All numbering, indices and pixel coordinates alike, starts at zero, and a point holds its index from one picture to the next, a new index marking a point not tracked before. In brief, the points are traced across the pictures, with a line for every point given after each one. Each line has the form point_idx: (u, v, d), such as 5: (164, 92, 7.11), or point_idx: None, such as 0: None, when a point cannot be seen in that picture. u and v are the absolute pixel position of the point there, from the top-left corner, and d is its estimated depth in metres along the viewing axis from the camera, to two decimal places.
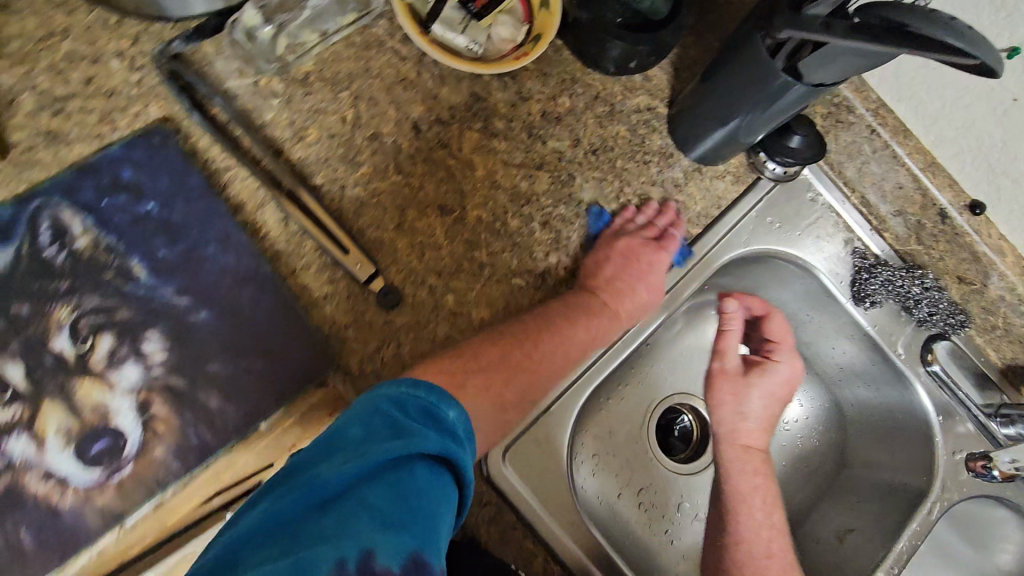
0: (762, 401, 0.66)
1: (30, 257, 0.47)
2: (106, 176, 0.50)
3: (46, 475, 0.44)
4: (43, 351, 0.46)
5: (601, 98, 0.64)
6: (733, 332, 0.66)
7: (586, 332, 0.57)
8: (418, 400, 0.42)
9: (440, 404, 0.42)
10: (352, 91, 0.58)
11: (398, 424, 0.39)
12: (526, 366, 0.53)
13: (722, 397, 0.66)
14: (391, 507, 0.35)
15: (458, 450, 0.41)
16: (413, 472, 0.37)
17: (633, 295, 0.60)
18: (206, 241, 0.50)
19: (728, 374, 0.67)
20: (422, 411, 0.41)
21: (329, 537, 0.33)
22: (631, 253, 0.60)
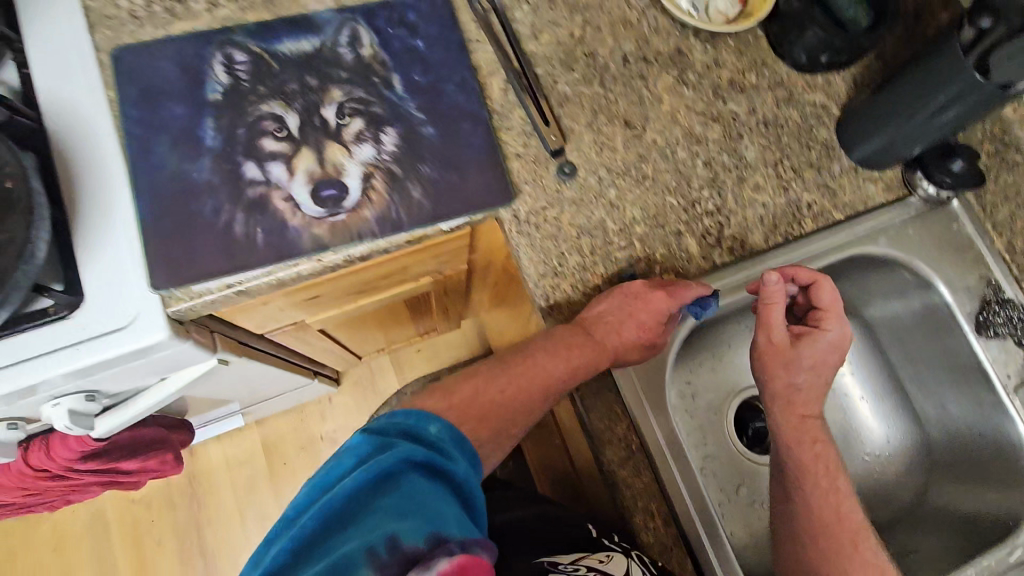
0: (811, 365, 0.64)
1: (330, 50, 0.62)
2: (396, 13, 0.65)
3: (288, 198, 0.57)
4: (315, 114, 0.60)
5: (783, 85, 0.72)
6: (777, 298, 0.62)
7: (563, 363, 0.62)
8: (402, 426, 0.53)
9: (423, 423, 0.54)
10: (584, 17, 0.70)
11: (382, 446, 0.49)
12: (497, 401, 0.62)
13: (776, 359, 0.64)
14: (400, 499, 0.44)
15: (443, 460, 0.50)
16: (408, 477, 0.46)
17: (619, 333, 0.62)
18: (449, 81, 0.63)
19: (777, 350, 0.64)
20: (404, 433, 0.53)
21: (355, 528, 0.41)
22: (632, 295, 0.61)
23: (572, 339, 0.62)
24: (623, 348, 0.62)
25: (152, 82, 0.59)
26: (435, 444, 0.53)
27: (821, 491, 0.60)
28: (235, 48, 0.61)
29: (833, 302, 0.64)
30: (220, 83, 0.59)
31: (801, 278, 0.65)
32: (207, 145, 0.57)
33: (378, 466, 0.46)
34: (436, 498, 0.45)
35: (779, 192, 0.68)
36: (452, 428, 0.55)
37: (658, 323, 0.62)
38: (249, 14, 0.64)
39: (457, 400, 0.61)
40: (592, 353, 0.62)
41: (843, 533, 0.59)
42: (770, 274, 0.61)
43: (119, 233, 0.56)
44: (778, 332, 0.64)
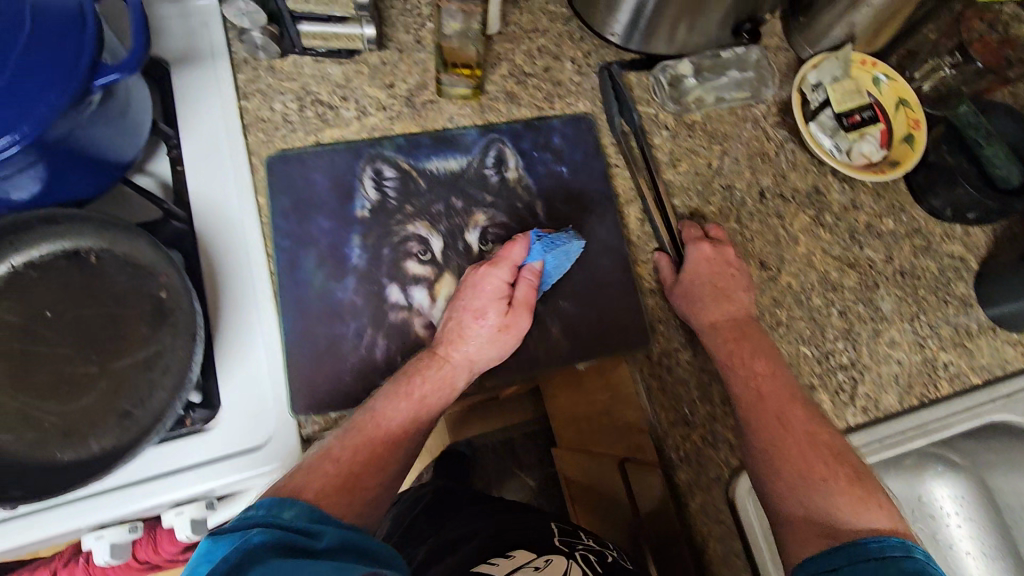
0: (709, 283, 0.59)
1: (476, 170, 0.62)
2: (542, 137, 0.65)
3: (428, 325, 0.56)
4: (459, 238, 0.59)
5: (920, 232, 0.70)
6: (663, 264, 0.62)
7: (396, 399, 0.51)
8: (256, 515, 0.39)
9: (273, 512, 0.39)
10: (723, 147, 0.70)
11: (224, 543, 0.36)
12: (344, 470, 0.47)
13: (701, 304, 0.59)
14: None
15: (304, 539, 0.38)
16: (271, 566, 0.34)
17: (464, 343, 0.53)
18: (591, 211, 0.63)
19: (671, 283, 0.61)
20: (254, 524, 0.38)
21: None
22: (479, 298, 0.53)
23: (431, 362, 0.53)
24: (477, 350, 0.54)
25: (302, 194, 0.59)
26: (298, 530, 0.39)
27: (775, 426, 0.53)
28: (385, 163, 0.61)
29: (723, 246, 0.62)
30: (369, 199, 0.59)
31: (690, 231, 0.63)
32: (354, 264, 0.57)
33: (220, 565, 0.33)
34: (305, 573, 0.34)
35: (915, 348, 0.66)
36: (313, 503, 0.42)
37: (523, 311, 0.54)
38: (397, 125, 0.64)
39: (332, 471, 0.46)
40: (449, 374, 0.53)
41: (841, 475, 0.50)
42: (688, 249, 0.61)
43: (260, 350, 0.55)
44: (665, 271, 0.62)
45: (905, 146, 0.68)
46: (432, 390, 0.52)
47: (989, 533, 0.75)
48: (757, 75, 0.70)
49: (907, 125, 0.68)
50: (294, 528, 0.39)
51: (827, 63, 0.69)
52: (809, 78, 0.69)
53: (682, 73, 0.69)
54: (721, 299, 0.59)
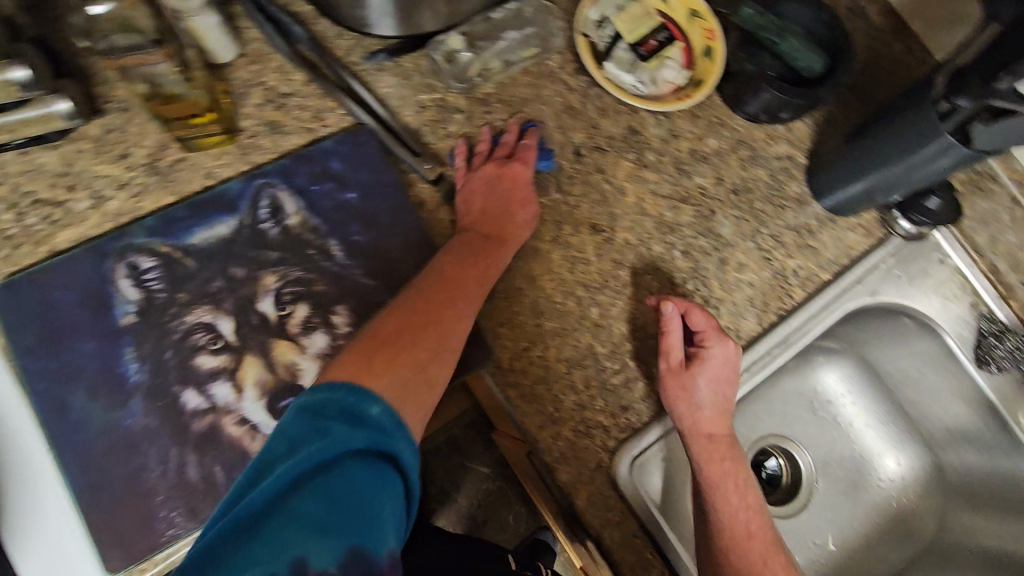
0: (713, 390, 0.56)
1: (250, 227, 0.54)
2: (317, 164, 0.57)
3: (241, 420, 0.50)
4: (251, 310, 0.52)
5: (744, 144, 0.68)
6: (674, 335, 0.57)
7: (445, 279, 0.52)
8: (342, 400, 0.40)
9: (362, 402, 0.40)
10: (525, 114, 0.64)
11: (314, 429, 0.38)
12: (403, 362, 0.45)
13: (694, 408, 0.56)
14: (326, 508, 0.35)
15: (387, 436, 0.39)
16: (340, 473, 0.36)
17: (505, 219, 0.57)
18: (395, 231, 0.57)
19: (677, 370, 0.57)
20: (344, 410, 0.40)
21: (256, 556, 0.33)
22: (502, 180, 0.58)
23: (465, 240, 0.56)
24: (503, 210, 0.57)
25: (46, 322, 0.50)
26: (378, 424, 0.40)
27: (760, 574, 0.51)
28: (139, 253, 0.52)
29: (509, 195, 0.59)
30: (131, 301, 0.51)
31: (704, 327, 0.58)
32: (134, 383, 0.49)
33: (307, 461, 0.36)
34: (375, 498, 0.37)
35: (763, 265, 0.64)
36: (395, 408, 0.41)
37: (526, 167, 0.60)
38: (147, 200, 0.55)
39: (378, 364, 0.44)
40: (476, 260, 0.55)
41: None
42: (709, 345, 0.57)
43: (53, 513, 0.48)
44: (673, 352, 0.57)
45: (706, 60, 0.64)
46: (459, 265, 0.53)
47: (880, 404, 0.77)
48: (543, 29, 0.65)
49: (703, 37, 0.64)
50: (370, 429, 0.39)
51: None
52: (591, 17, 0.64)
53: (454, 47, 0.63)
54: (722, 413, 0.57)
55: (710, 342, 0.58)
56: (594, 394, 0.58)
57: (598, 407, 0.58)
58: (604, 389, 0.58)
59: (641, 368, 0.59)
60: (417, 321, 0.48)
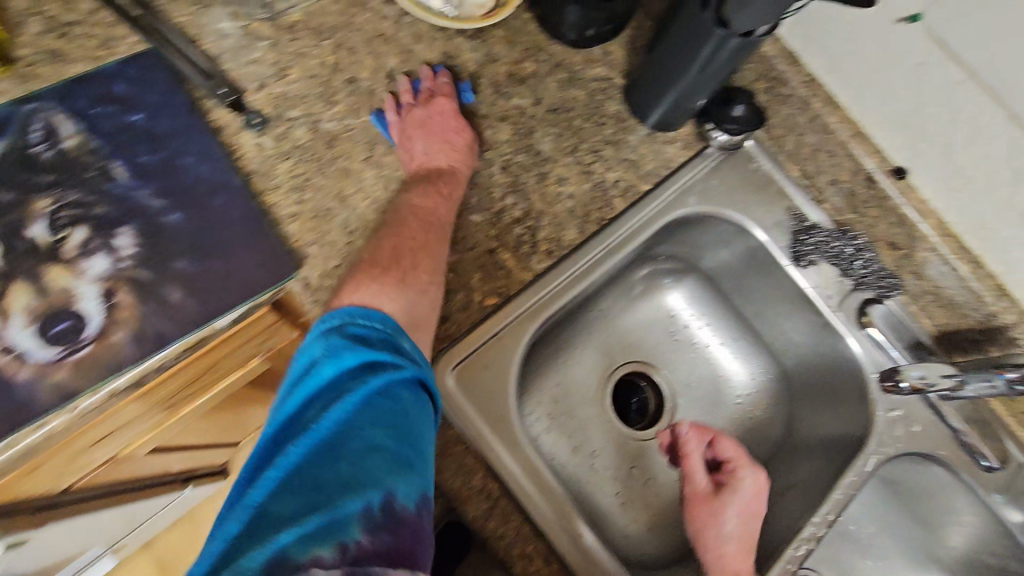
0: (739, 520, 0.60)
1: (19, 151, 0.51)
2: (99, 89, 0.55)
3: (7, 348, 0.47)
4: (20, 235, 0.49)
5: (562, 66, 0.70)
6: (692, 455, 0.63)
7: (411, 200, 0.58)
8: (366, 334, 0.46)
9: (396, 336, 0.48)
10: (334, 40, 0.64)
11: (366, 357, 0.44)
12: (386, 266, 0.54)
13: (714, 537, 0.59)
14: (395, 434, 0.41)
15: (418, 366, 0.46)
16: (396, 399, 0.43)
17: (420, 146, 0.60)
18: (186, 152, 0.55)
19: (703, 496, 0.61)
20: (385, 337, 0.47)
21: (343, 477, 0.38)
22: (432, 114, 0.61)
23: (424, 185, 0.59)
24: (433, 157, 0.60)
25: None
26: (414, 359, 0.47)
27: None
28: None
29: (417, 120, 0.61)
30: None
31: (734, 458, 0.62)
32: None
33: (371, 387, 0.42)
34: (418, 419, 0.44)
35: (583, 178, 0.66)
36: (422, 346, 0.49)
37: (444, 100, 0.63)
38: None
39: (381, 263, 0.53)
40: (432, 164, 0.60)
41: None
42: (739, 475, 0.61)
43: None
44: (699, 478, 0.62)
45: None
46: (425, 196, 0.58)
47: (725, 320, 0.80)
48: None
49: None
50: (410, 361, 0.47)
51: None
52: None
53: None
54: (748, 544, 0.59)
55: (742, 473, 0.62)
56: None
57: None
58: None
59: (458, 280, 0.59)
60: (404, 239, 0.56)
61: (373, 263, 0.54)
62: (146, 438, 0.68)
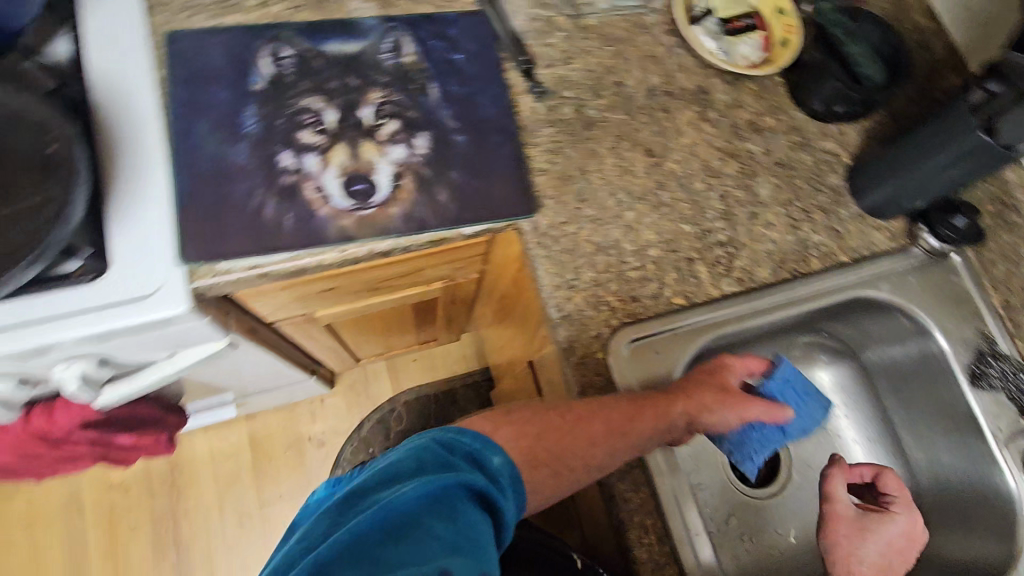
0: (881, 551, 0.59)
1: (373, 53, 0.66)
2: (438, 28, 0.69)
3: (318, 187, 0.59)
4: (353, 113, 0.63)
5: (799, 130, 0.75)
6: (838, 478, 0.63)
7: (644, 417, 0.57)
8: (467, 446, 0.49)
9: (487, 451, 0.50)
10: (615, 48, 0.74)
11: (450, 461, 0.47)
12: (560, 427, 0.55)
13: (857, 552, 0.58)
14: (454, 528, 0.41)
15: (495, 488, 0.47)
16: (464, 502, 0.44)
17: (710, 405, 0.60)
18: (483, 94, 0.67)
19: (847, 519, 0.60)
20: (470, 457, 0.49)
21: (408, 552, 0.39)
22: (719, 380, 0.62)
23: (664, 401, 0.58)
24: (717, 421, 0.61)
25: (199, 69, 0.63)
26: (495, 477, 0.49)
27: None
28: (284, 44, 0.64)
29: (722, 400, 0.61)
30: (265, 75, 0.63)
31: (894, 495, 0.63)
32: (247, 131, 0.60)
33: (447, 480, 0.44)
34: (479, 525, 0.43)
35: (789, 231, 0.70)
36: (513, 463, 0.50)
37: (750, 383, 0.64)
38: (299, 13, 0.67)
39: (535, 425, 0.54)
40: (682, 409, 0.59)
41: None
42: (893, 510, 0.62)
43: (149, 203, 0.57)
44: (842, 502, 0.62)
45: (781, 49, 0.75)
46: (648, 410, 0.57)
47: (871, 417, 0.80)
48: None
49: (784, 29, 0.75)
50: (490, 478, 0.48)
51: None
52: None
53: None
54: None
55: (896, 509, 0.63)
56: (609, 276, 0.63)
57: (612, 290, 0.63)
58: (621, 277, 0.64)
59: (657, 272, 0.65)
60: (599, 410, 0.56)
61: (509, 414, 0.55)
62: (344, 307, 0.80)
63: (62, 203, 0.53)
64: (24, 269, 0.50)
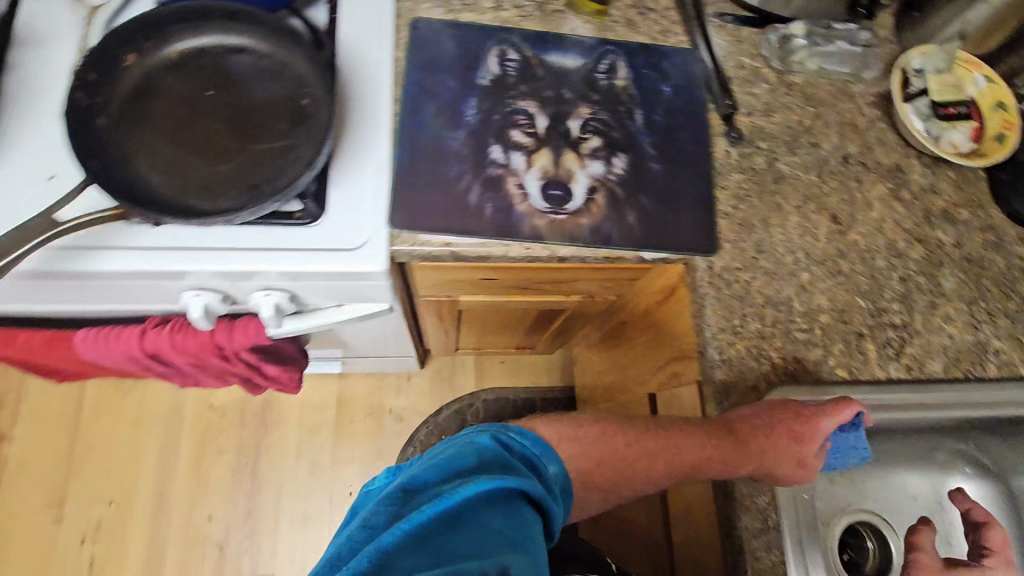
0: None
1: (590, 72, 0.69)
2: (651, 60, 0.71)
3: (520, 185, 0.63)
4: (562, 123, 0.66)
5: (995, 230, 0.71)
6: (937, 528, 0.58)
7: (697, 448, 0.56)
8: (525, 448, 0.50)
9: (544, 456, 0.50)
10: (817, 110, 0.74)
11: (510, 461, 0.47)
12: (620, 452, 0.55)
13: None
14: (514, 526, 0.42)
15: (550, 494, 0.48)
16: (521, 504, 0.44)
17: (771, 448, 0.56)
18: (683, 130, 0.68)
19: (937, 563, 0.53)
20: (527, 460, 0.50)
21: (471, 549, 0.39)
22: (784, 422, 0.57)
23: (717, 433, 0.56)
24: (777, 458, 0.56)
25: (434, 53, 0.67)
26: (548, 484, 0.49)
27: None
28: (512, 47, 0.68)
29: (781, 444, 0.56)
30: (491, 72, 0.67)
31: (993, 547, 0.57)
32: (466, 120, 0.64)
33: (514, 481, 0.44)
34: (535, 528, 0.43)
35: (967, 329, 0.67)
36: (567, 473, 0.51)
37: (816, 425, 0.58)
38: (527, 24, 0.71)
39: (595, 447, 0.55)
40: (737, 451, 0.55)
41: None
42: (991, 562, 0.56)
43: (369, 163, 0.62)
44: (931, 545, 0.55)
45: (996, 143, 0.72)
46: (700, 444, 0.56)
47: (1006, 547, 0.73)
48: (864, 59, 0.76)
49: (1001, 125, 0.73)
50: (544, 484, 0.49)
51: (932, 53, 0.74)
52: (913, 63, 0.74)
53: (790, 35, 0.75)
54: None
55: (993, 562, 0.56)
56: (777, 331, 0.63)
57: (776, 344, 0.62)
58: (786, 336, 0.63)
59: (823, 339, 0.63)
60: (656, 438, 0.57)
61: (571, 423, 0.55)
62: (487, 299, 0.83)
63: (307, 152, 0.59)
64: (274, 203, 0.56)
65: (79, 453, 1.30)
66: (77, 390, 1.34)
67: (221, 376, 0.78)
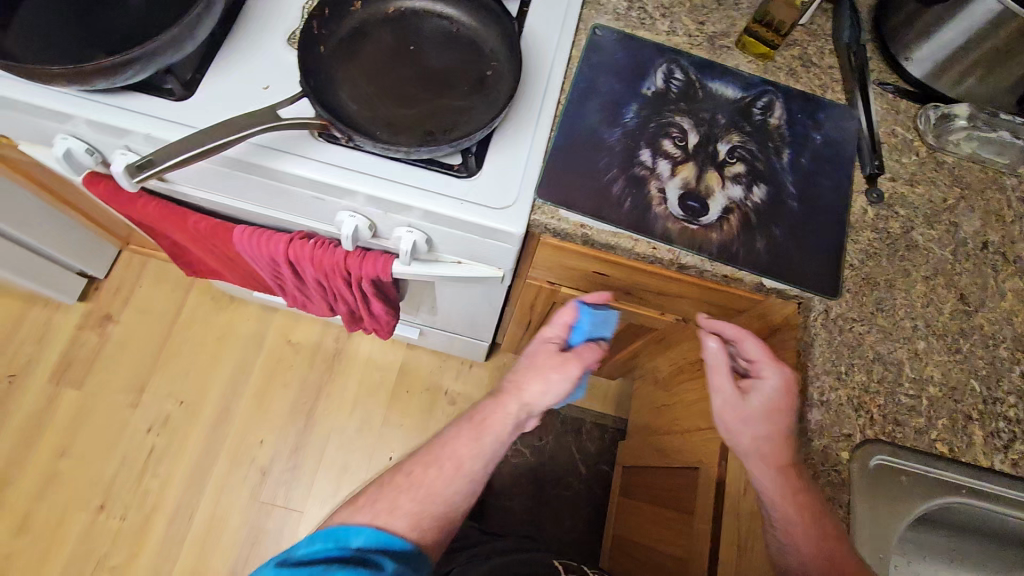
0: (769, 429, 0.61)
1: (747, 104, 0.72)
2: (807, 107, 0.74)
3: (660, 189, 0.66)
4: (711, 144, 0.69)
5: None
6: (763, 386, 0.63)
7: (468, 442, 0.69)
8: (320, 547, 0.57)
9: (345, 534, 0.59)
10: (964, 191, 0.73)
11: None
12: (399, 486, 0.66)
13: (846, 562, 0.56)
14: None
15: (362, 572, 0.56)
16: None
17: (536, 381, 0.70)
18: (825, 178, 0.70)
19: (733, 402, 0.64)
20: (335, 556, 0.57)
21: None
22: (537, 353, 0.73)
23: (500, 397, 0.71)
24: (545, 387, 0.69)
25: (607, 57, 0.72)
26: (363, 556, 0.58)
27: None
28: (680, 68, 0.73)
29: (537, 368, 0.70)
30: (656, 85, 0.71)
31: (757, 356, 0.64)
32: (624, 121, 0.69)
33: None
34: None
35: None
36: (381, 533, 0.60)
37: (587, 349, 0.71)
38: (695, 51, 0.76)
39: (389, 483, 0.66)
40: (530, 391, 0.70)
41: None
42: (763, 373, 0.63)
43: (530, 138, 0.67)
44: (725, 387, 0.65)
45: None
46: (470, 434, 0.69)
47: None
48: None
49: None
50: (363, 559, 0.58)
51: None
52: None
53: (953, 115, 0.75)
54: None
55: (766, 371, 0.63)
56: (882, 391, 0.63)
57: (878, 401, 0.62)
58: (890, 397, 0.62)
59: (928, 409, 0.62)
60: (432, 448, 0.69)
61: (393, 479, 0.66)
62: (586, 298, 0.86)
63: (482, 115, 0.65)
64: (448, 149, 0.62)
65: (167, 351, 1.40)
66: (180, 295, 1.45)
67: (333, 301, 0.85)
